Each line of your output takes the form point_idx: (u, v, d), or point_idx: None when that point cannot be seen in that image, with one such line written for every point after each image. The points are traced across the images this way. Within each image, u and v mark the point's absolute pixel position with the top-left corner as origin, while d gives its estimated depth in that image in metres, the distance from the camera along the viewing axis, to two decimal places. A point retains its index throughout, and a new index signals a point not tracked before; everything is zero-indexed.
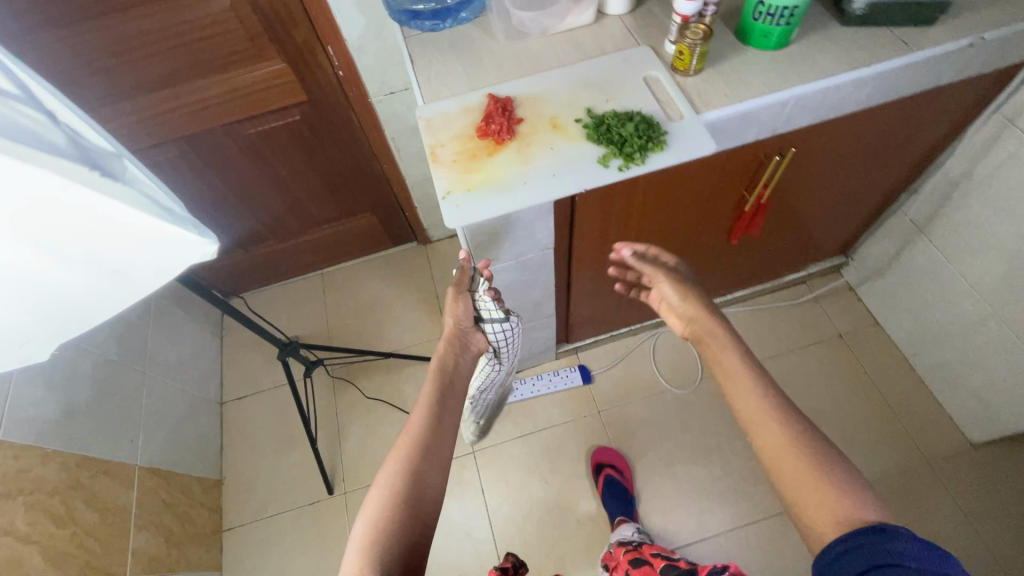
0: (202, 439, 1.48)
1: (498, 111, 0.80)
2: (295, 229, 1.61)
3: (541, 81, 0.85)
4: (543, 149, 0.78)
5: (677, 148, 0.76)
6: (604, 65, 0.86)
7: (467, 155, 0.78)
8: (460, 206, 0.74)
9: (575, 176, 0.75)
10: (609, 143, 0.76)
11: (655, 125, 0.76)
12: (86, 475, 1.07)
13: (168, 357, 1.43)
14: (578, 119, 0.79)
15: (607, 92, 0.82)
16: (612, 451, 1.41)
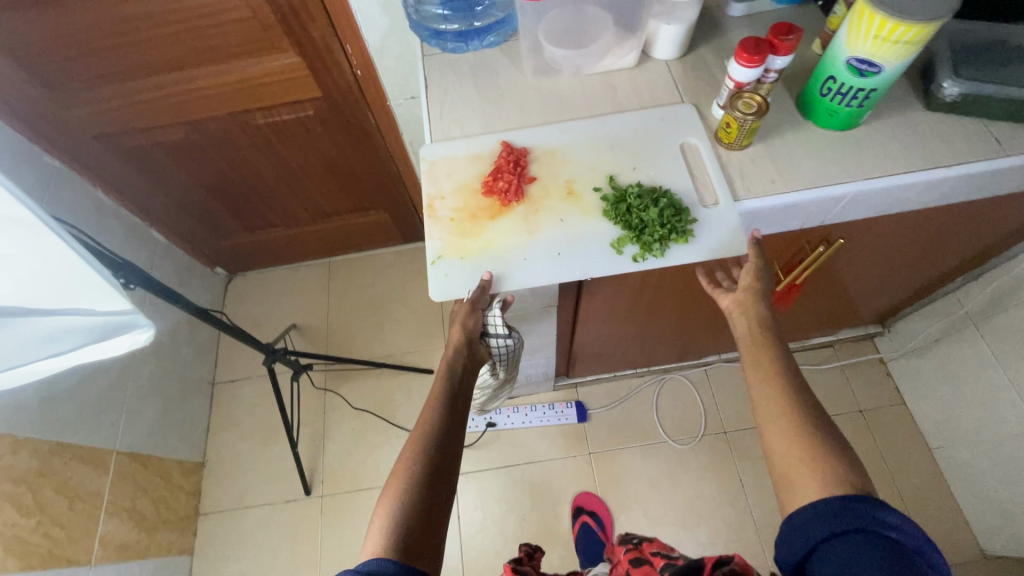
0: (188, 421, 1.47)
1: (509, 168, 0.72)
2: (305, 218, 1.55)
3: (564, 132, 0.77)
4: (552, 219, 0.71)
5: (703, 241, 0.68)
6: (639, 122, 0.77)
7: (467, 214, 0.72)
8: (450, 275, 0.69)
9: (581, 260, 0.68)
10: (627, 225, 0.69)
11: (684, 213, 0.68)
12: (58, 463, 1.06)
13: (161, 338, 1.42)
14: (596, 188, 0.72)
15: (635, 158, 0.74)
16: (596, 499, 1.37)
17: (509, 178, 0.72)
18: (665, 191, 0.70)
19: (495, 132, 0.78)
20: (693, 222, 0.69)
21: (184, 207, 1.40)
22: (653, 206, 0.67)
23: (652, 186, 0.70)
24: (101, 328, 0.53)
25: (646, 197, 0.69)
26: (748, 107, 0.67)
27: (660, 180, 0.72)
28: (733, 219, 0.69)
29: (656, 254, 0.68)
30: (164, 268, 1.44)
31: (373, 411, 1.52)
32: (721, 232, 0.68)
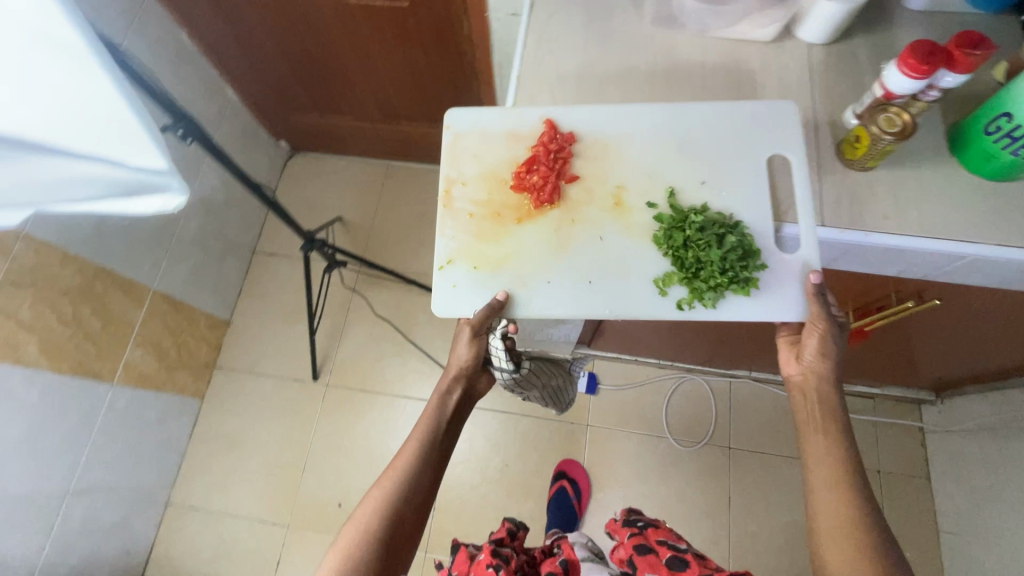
0: (224, 280, 1.54)
1: (547, 163, 0.68)
2: (376, 115, 1.51)
3: (623, 124, 0.70)
4: (590, 230, 0.68)
5: (765, 296, 0.65)
6: (723, 118, 0.69)
7: (490, 212, 0.70)
8: (458, 286, 0.68)
9: (614, 289, 0.66)
10: (679, 264, 0.65)
11: (754, 256, 0.64)
12: (101, 285, 1.13)
13: (216, 196, 1.45)
14: (647, 207, 0.68)
15: (706, 172, 0.68)
16: (578, 468, 1.38)
17: (544, 177, 0.68)
18: (736, 223, 0.65)
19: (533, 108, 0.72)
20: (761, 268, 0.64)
21: (263, 72, 1.39)
22: (717, 248, 0.63)
23: (722, 215, 0.65)
24: (133, 184, 0.51)
25: (710, 233, 0.64)
26: (890, 125, 0.57)
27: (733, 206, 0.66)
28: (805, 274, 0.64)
29: (708, 303, 0.64)
30: (232, 128, 1.45)
31: (393, 322, 1.54)
32: (790, 289, 0.64)
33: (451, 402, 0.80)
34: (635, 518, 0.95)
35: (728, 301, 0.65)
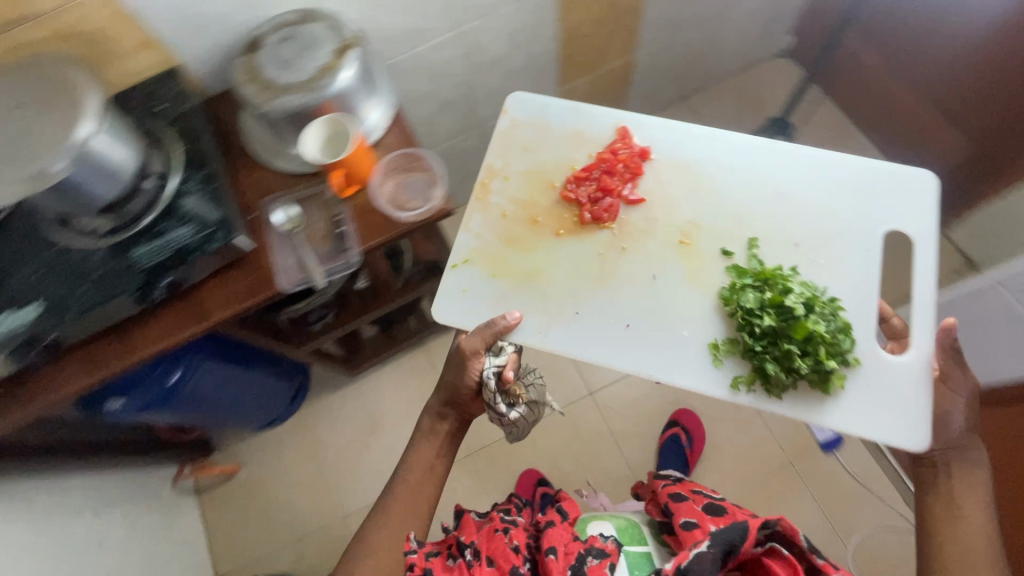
0: (654, 97, 1.65)
1: (608, 177, 0.96)
2: (911, 78, 1.38)
3: (689, 172, 0.97)
4: (634, 253, 0.94)
5: (846, 397, 0.85)
6: (827, 191, 0.94)
7: (527, 222, 0.97)
8: (467, 290, 0.95)
9: (649, 325, 0.90)
10: (761, 341, 0.84)
11: (844, 346, 0.84)
12: (626, 21, 1.29)
13: (725, 33, 1.50)
14: (709, 250, 0.93)
15: (799, 235, 0.92)
16: (699, 424, 1.39)
17: (602, 194, 0.96)
18: (829, 301, 0.85)
19: (591, 129, 1.01)
20: (853, 361, 0.85)
21: None
22: (809, 332, 0.81)
23: (816, 289, 0.86)
24: None
25: (806, 313, 0.82)
26: None
27: (834, 283, 0.89)
28: (905, 388, 0.84)
29: (775, 389, 0.85)
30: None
31: None
32: (881, 389, 0.84)
33: (444, 429, 0.89)
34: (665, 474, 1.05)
35: (809, 387, 0.85)
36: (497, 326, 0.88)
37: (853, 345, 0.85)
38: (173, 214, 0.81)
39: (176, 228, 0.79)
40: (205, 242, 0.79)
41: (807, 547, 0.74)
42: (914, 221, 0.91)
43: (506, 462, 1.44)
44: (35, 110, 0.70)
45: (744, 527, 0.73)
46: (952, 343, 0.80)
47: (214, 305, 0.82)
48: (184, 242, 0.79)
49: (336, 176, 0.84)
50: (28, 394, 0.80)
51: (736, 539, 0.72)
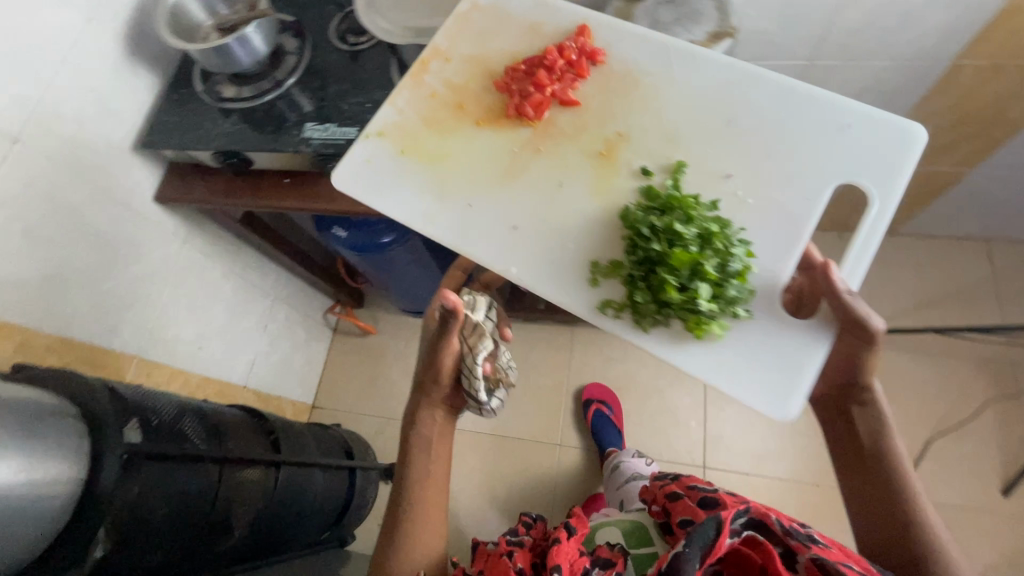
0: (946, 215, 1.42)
1: (546, 75, 0.83)
2: None
3: (638, 84, 0.82)
4: (551, 155, 0.82)
5: (719, 349, 0.72)
6: (783, 134, 0.77)
7: (439, 103, 0.86)
8: (371, 159, 0.85)
9: (547, 217, 0.80)
10: (641, 270, 0.72)
11: (735, 291, 0.70)
12: (989, 129, 1.09)
13: None
14: (632, 166, 0.79)
15: (734, 165, 0.77)
16: (601, 387, 1.47)
17: (535, 90, 0.83)
18: (735, 240, 0.71)
19: (554, 27, 0.86)
20: (743, 312, 0.72)
21: None
22: (688, 265, 0.68)
23: (726, 225, 0.72)
24: None
25: (693, 238, 0.69)
26: None
27: (754, 225, 0.75)
28: (771, 359, 0.71)
29: (643, 322, 0.73)
30: None
31: None
32: (759, 350, 0.72)
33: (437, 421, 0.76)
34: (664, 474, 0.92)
35: (683, 327, 0.73)
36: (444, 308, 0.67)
37: (746, 285, 0.71)
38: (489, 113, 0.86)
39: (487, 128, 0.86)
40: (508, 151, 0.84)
41: (784, 527, 0.61)
42: (868, 171, 0.75)
43: (588, 466, 1.43)
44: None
45: (717, 520, 0.60)
46: (837, 289, 0.65)
47: None
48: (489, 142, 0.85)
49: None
50: (301, 194, 0.93)
51: (711, 537, 0.59)
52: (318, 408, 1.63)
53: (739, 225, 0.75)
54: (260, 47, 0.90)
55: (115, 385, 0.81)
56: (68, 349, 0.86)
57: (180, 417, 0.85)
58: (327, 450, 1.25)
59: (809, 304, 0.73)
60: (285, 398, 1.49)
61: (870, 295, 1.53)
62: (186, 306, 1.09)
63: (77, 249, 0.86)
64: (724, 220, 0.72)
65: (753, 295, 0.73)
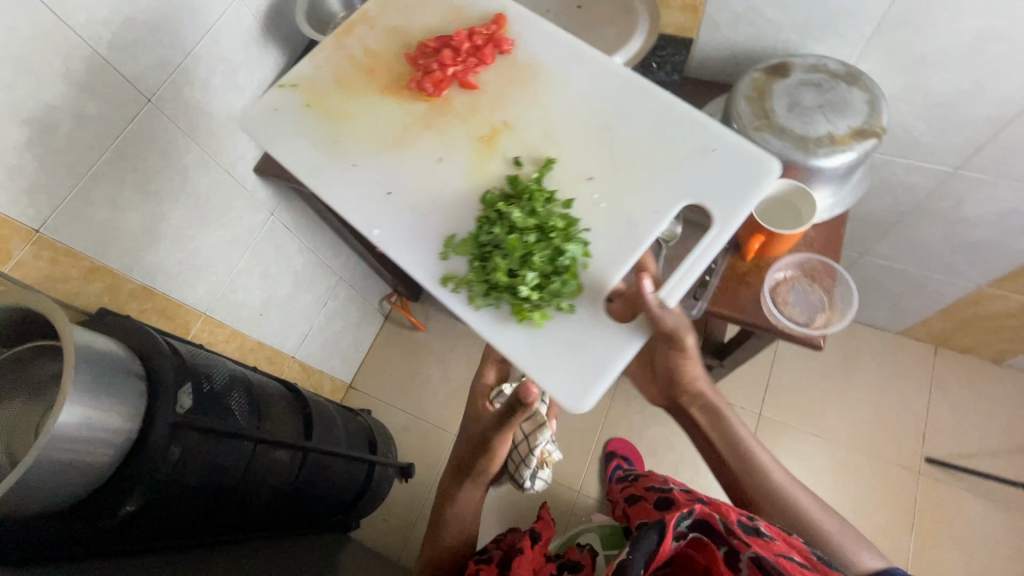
0: None
1: (451, 55, 0.83)
2: None
3: (537, 78, 0.82)
4: (439, 130, 0.81)
5: (536, 337, 0.70)
6: (652, 147, 0.75)
7: (354, 66, 0.86)
8: (279, 108, 0.84)
9: (421, 184, 0.79)
10: (481, 248, 0.72)
11: (558, 282, 0.69)
12: None
13: None
14: (506, 156, 0.78)
15: (595, 167, 0.76)
16: (625, 443, 1.42)
17: (438, 67, 0.82)
18: (570, 236, 0.71)
19: (475, 14, 0.87)
20: (566, 305, 0.70)
21: None
22: (515, 249, 0.69)
23: (568, 220, 0.72)
24: None
25: (529, 227, 0.71)
26: None
27: (599, 226, 0.73)
28: (580, 356, 0.69)
29: (475, 298, 0.71)
30: None
31: None
32: (573, 342, 0.70)
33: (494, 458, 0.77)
34: (631, 479, 0.99)
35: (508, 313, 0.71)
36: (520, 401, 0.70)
37: (574, 280, 0.70)
38: None
39: None
40: None
41: (728, 527, 0.63)
42: (724, 193, 0.71)
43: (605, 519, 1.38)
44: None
45: (661, 525, 0.60)
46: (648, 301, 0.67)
47: None
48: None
49: (754, 237, 0.72)
50: None
51: (654, 546, 0.59)
52: (354, 388, 1.65)
53: (587, 223, 0.73)
54: None
55: (179, 346, 0.85)
56: (148, 295, 0.90)
57: (229, 389, 0.88)
58: (354, 440, 1.26)
59: (633, 308, 0.70)
60: (326, 374, 1.52)
61: (954, 422, 1.38)
62: (257, 272, 1.13)
63: (178, 205, 0.91)
64: (570, 218, 0.73)
65: (581, 291, 0.71)
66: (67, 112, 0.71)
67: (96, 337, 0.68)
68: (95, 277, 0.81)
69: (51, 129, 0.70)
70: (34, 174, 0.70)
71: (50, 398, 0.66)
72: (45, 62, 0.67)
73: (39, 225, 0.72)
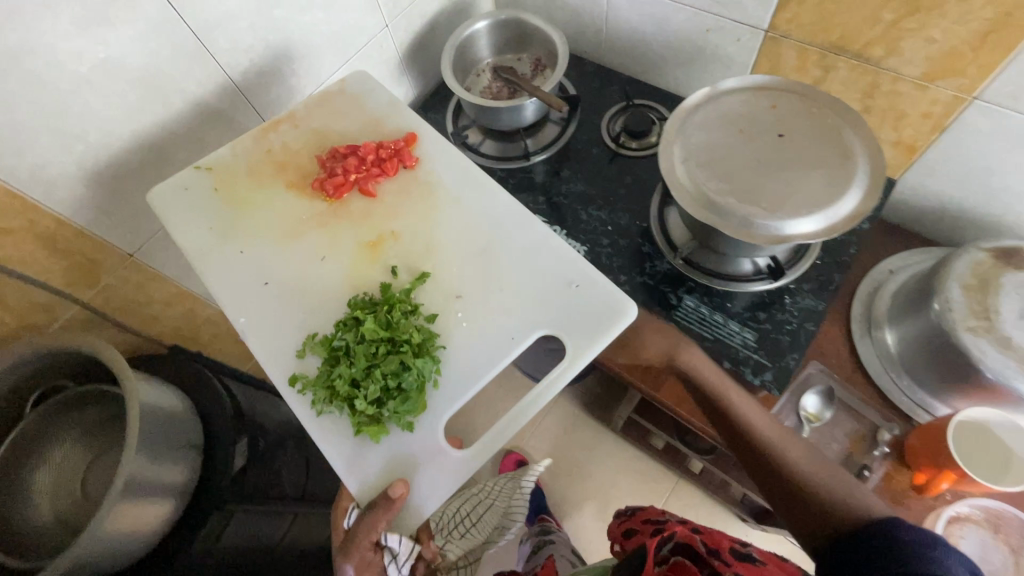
0: None
1: (357, 162, 0.68)
2: None
3: (435, 192, 0.69)
4: (332, 235, 0.66)
5: (368, 454, 0.58)
6: (534, 284, 0.64)
7: (269, 160, 0.69)
8: (188, 188, 0.65)
9: (295, 286, 0.63)
10: (331, 351, 0.58)
11: (400, 398, 0.56)
12: None
13: None
14: (391, 266, 0.64)
15: (469, 287, 0.64)
16: None
17: (341, 170, 0.67)
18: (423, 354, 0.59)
19: (388, 120, 0.73)
20: (407, 423, 0.58)
21: None
22: (361, 354, 0.57)
23: (424, 338, 0.60)
24: None
25: (379, 337, 0.58)
26: None
27: (458, 351, 0.61)
28: (407, 473, 0.57)
29: (317, 404, 0.57)
30: None
31: None
32: (406, 459, 0.57)
33: None
34: (624, 510, 0.91)
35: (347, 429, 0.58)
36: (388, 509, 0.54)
37: (421, 398, 0.58)
38: (739, 313, 0.68)
39: (740, 326, 0.67)
40: (747, 371, 0.65)
41: (711, 552, 0.63)
42: (582, 332, 0.61)
43: None
44: (763, 161, 0.60)
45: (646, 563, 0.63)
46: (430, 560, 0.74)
47: (672, 388, 0.74)
48: (734, 346, 0.67)
49: (941, 475, 0.58)
50: None
51: None
52: None
53: (444, 338, 0.61)
54: (527, 118, 0.81)
55: (238, 391, 0.79)
56: (224, 321, 0.85)
57: (279, 445, 0.82)
58: None
59: None
60: None
61: None
62: None
63: None
64: (430, 332, 0.60)
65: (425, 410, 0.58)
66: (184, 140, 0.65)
67: (160, 390, 0.63)
68: (175, 303, 0.75)
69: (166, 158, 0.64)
70: (139, 200, 0.64)
71: (115, 435, 0.63)
72: (177, 89, 0.60)
73: (134, 251, 0.67)
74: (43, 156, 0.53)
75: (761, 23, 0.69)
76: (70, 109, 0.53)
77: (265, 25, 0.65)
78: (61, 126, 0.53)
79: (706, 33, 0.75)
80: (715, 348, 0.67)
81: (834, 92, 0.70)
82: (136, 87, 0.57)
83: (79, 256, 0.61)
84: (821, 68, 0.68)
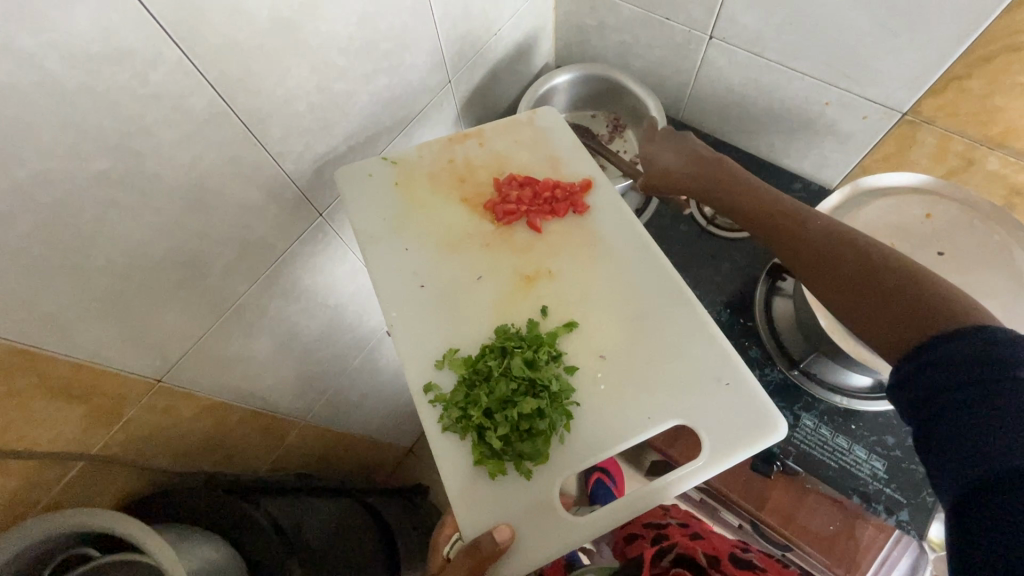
0: None
1: (531, 195, 0.62)
2: None
3: (598, 242, 0.61)
4: (493, 260, 0.60)
5: (478, 490, 0.51)
6: (682, 348, 0.55)
7: (450, 172, 0.64)
8: (370, 174, 0.61)
9: (448, 299, 0.58)
10: (470, 372, 0.53)
11: (528, 443, 0.51)
12: None
13: None
14: (540, 305, 0.58)
15: (616, 346, 0.56)
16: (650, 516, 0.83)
17: (514, 198, 0.61)
18: (565, 411, 0.52)
19: (565, 163, 0.65)
20: (525, 467, 0.51)
21: None
22: (501, 386, 0.51)
23: (568, 395, 0.53)
24: None
25: (523, 376, 0.52)
26: None
27: (597, 416, 0.53)
28: (510, 516, 0.51)
29: (443, 416, 0.53)
30: None
31: None
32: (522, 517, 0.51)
33: None
34: None
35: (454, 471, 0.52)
36: (487, 555, 0.48)
37: (545, 449, 0.51)
38: (862, 437, 0.62)
39: (867, 453, 0.62)
40: (878, 508, 0.60)
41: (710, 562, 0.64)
42: (721, 421, 0.52)
43: None
44: None
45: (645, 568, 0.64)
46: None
47: (778, 504, 0.63)
48: (863, 478, 0.61)
49: None
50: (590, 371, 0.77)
51: None
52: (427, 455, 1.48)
53: (582, 395, 0.54)
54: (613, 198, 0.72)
55: (272, 508, 0.66)
56: (257, 419, 0.73)
57: (331, 553, 0.70)
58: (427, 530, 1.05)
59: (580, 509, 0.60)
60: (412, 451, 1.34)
61: None
62: (363, 369, 0.95)
63: (313, 317, 0.74)
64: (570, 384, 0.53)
65: (546, 463, 0.52)
66: (226, 246, 0.52)
67: (185, 552, 0.53)
68: (203, 416, 0.62)
69: (204, 267, 0.51)
70: (171, 323, 0.51)
71: None
72: (221, 190, 0.48)
73: (160, 375, 0.54)
74: (58, 302, 0.41)
75: (900, 105, 0.60)
76: (94, 240, 0.41)
77: (325, 101, 0.53)
78: (81, 261, 0.41)
79: (824, 106, 0.65)
80: (840, 479, 0.61)
81: (973, 185, 0.62)
82: (174, 199, 0.45)
83: (99, 397, 0.48)
84: (964, 159, 0.60)
